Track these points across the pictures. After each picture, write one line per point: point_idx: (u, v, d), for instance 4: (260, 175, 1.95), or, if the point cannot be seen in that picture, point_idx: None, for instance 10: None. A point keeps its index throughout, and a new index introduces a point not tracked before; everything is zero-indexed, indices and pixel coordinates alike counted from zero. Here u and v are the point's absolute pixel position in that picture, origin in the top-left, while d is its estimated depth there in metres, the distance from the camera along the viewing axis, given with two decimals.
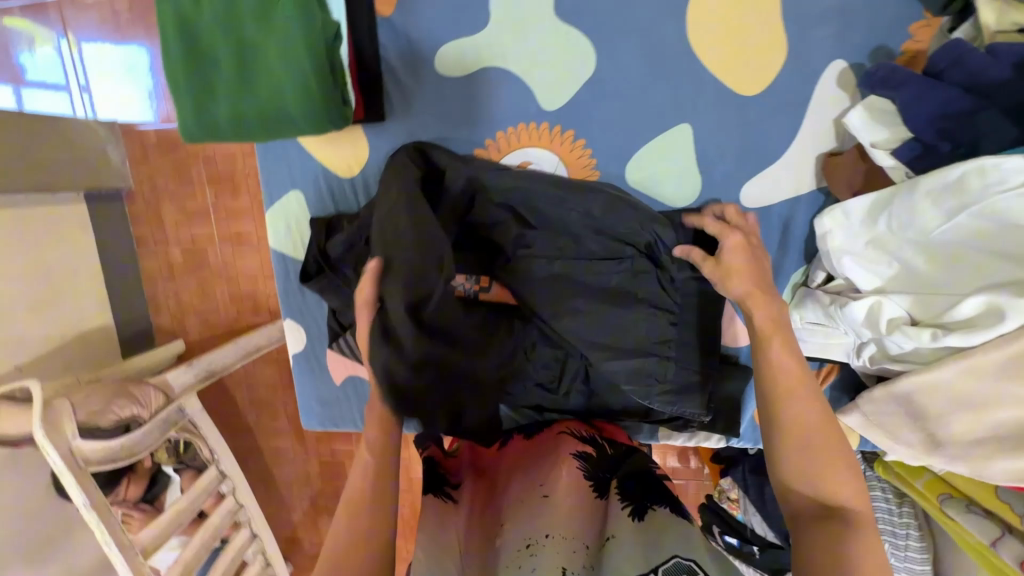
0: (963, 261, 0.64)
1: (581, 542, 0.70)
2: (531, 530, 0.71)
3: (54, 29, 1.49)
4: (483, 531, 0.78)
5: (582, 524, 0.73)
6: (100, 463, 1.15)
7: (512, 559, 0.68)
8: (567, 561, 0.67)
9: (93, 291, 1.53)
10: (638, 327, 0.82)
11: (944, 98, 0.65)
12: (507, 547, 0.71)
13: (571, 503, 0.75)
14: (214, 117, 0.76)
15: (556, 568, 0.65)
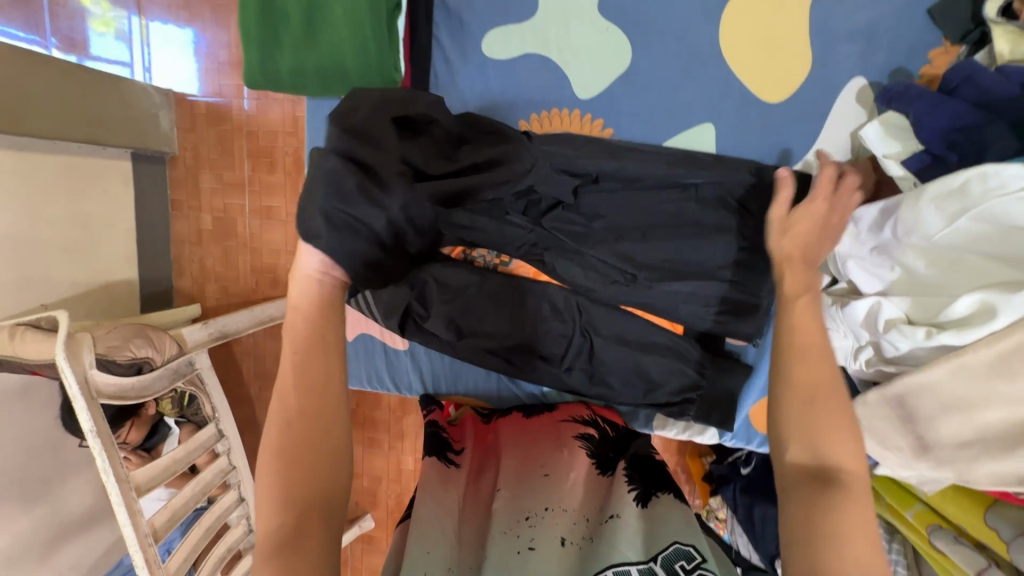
0: (962, 264, 0.68)
1: (581, 515, 0.73)
2: (530, 505, 0.72)
3: (128, 8, 1.62)
4: (482, 494, 0.79)
5: (584, 501, 0.75)
6: (110, 398, 1.18)
7: (510, 530, 0.69)
8: (566, 531, 0.69)
9: (125, 244, 1.60)
10: (651, 301, 0.87)
11: (954, 112, 0.69)
12: (502, 514, 0.72)
13: (573, 480, 0.77)
14: (277, 68, 0.84)
15: (556, 539, 0.67)
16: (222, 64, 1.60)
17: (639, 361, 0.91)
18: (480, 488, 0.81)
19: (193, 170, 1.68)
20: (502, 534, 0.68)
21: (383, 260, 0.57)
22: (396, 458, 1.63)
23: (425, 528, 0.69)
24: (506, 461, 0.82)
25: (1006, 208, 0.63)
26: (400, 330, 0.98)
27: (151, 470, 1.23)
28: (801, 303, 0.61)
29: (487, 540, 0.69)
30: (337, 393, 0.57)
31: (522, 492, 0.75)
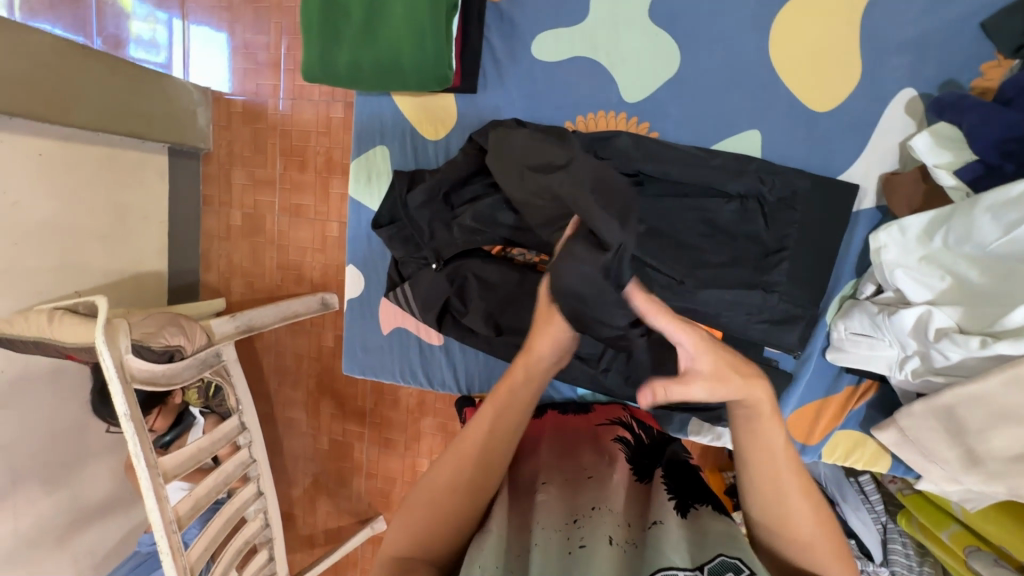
0: (1017, 273, 0.67)
1: (623, 520, 0.66)
2: (572, 507, 0.67)
3: (172, 11, 1.68)
4: (517, 489, 0.73)
5: (626, 507, 0.70)
6: (143, 382, 1.18)
7: (560, 529, 0.62)
8: (614, 533, 0.62)
9: (158, 236, 1.63)
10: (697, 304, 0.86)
11: (1009, 123, 0.70)
12: (548, 507, 0.66)
13: (616, 485, 0.73)
14: (335, 64, 0.87)
15: (605, 536, 0.61)
16: (260, 64, 1.63)
17: None
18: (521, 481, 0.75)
19: (226, 167, 1.72)
20: (551, 529, 0.62)
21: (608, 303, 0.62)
22: (411, 461, 1.66)
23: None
24: (544, 461, 0.79)
25: None
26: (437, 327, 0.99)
27: (178, 458, 1.23)
28: None
29: (535, 524, 0.63)
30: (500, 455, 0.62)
31: (567, 492, 0.70)
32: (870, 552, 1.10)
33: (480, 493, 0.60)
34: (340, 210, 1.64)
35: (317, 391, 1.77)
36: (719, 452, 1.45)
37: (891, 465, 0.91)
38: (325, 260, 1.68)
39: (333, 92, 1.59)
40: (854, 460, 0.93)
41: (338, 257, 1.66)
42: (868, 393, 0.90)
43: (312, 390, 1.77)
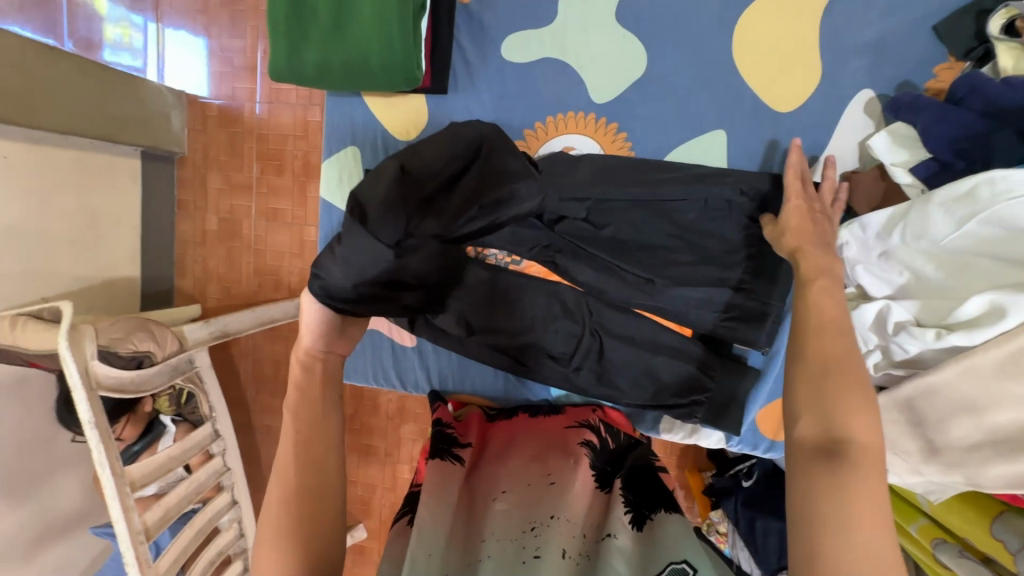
0: (969, 266, 0.69)
1: (580, 531, 0.68)
2: (532, 514, 0.68)
3: (146, 14, 1.65)
4: (477, 500, 0.75)
5: (586, 515, 0.71)
6: (109, 390, 1.15)
7: (515, 539, 0.64)
8: (568, 544, 0.64)
9: (130, 242, 1.60)
10: (669, 299, 0.87)
11: (962, 121, 0.72)
12: (503, 522, 0.67)
13: (577, 491, 0.74)
14: (303, 64, 0.86)
15: (558, 551, 0.62)
16: (236, 68, 1.62)
17: (647, 361, 0.91)
18: (478, 493, 0.76)
19: (201, 171, 1.69)
20: (506, 541, 0.64)
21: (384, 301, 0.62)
22: (392, 468, 1.59)
23: (426, 529, 0.64)
24: (505, 468, 0.79)
25: (1014, 210, 0.64)
26: (409, 328, 0.97)
27: (147, 466, 1.20)
28: (809, 297, 0.62)
29: (485, 542, 0.65)
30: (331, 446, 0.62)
31: (526, 500, 0.71)
32: None
33: (319, 489, 0.60)
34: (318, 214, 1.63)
35: None
36: (698, 452, 1.46)
37: None
38: (303, 264, 1.66)
39: (311, 96, 1.58)
40: None
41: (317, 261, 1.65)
42: None
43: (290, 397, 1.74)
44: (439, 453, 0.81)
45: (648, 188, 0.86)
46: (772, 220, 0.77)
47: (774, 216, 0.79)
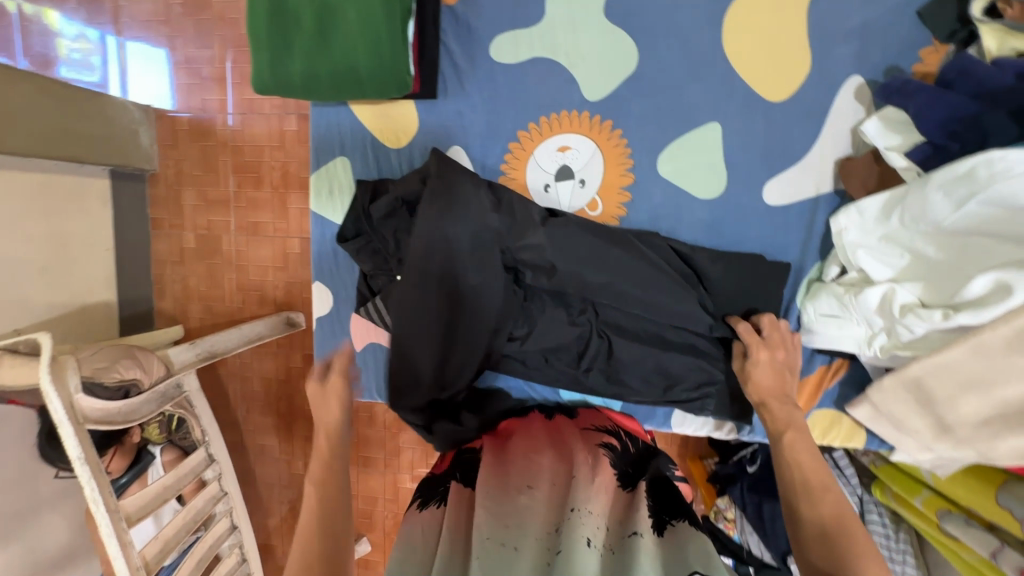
0: (971, 246, 0.70)
1: (603, 523, 0.67)
2: (554, 516, 0.66)
3: (103, 28, 1.57)
4: (495, 483, 0.73)
5: (606, 510, 0.70)
6: (97, 423, 1.10)
7: (541, 540, 0.63)
8: (593, 533, 0.62)
9: (104, 266, 1.53)
10: (675, 298, 0.86)
11: (953, 104, 0.73)
12: (529, 517, 0.66)
13: (597, 490, 0.71)
14: (288, 72, 0.83)
15: (583, 537, 0.60)
16: (204, 80, 1.56)
17: (655, 356, 0.91)
18: (502, 475, 0.75)
19: (175, 188, 1.63)
20: (532, 540, 0.62)
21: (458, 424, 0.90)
22: (392, 478, 1.56)
23: (451, 540, 0.65)
24: (527, 463, 0.78)
25: (1013, 189, 0.65)
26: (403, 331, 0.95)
27: (141, 499, 1.15)
28: None
29: (512, 525, 0.64)
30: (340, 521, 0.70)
31: (552, 499, 0.70)
32: None
33: (330, 557, 0.66)
34: (301, 226, 1.58)
35: (288, 414, 1.70)
36: (698, 441, 1.47)
37: (867, 439, 0.93)
38: (288, 278, 1.61)
39: (285, 105, 1.53)
40: (832, 438, 0.94)
41: (303, 273, 1.60)
42: (840, 370, 0.92)
43: (283, 413, 1.70)
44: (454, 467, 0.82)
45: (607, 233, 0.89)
46: (743, 358, 0.86)
47: (743, 348, 0.88)
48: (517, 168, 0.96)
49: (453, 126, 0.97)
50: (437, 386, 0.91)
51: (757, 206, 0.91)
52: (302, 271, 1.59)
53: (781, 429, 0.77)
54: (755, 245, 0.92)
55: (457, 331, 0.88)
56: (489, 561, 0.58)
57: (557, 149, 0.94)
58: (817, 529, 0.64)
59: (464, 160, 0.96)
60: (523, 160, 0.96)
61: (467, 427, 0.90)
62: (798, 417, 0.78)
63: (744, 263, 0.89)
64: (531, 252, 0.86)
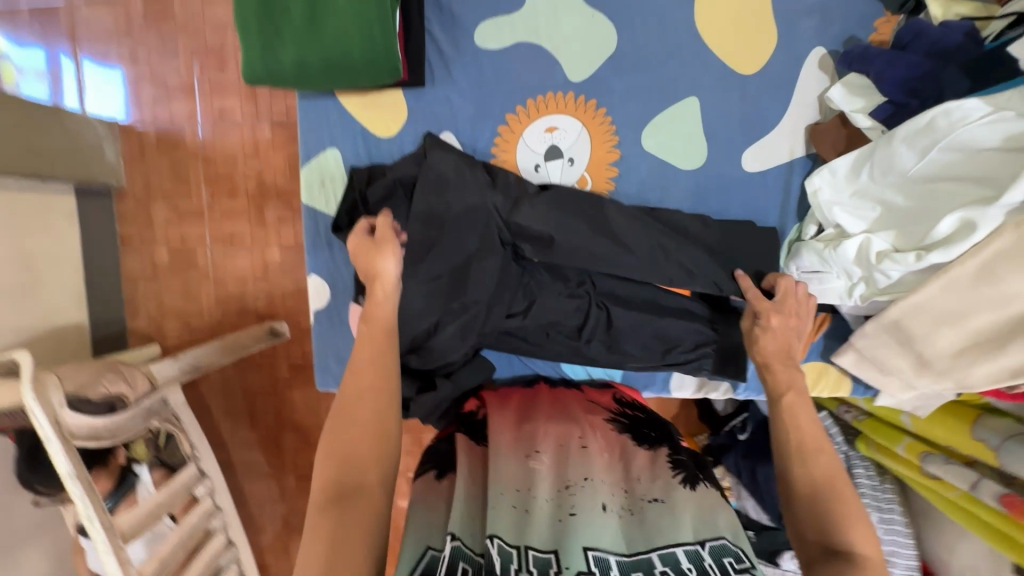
0: (935, 191, 0.76)
1: (617, 487, 0.70)
2: (565, 475, 0.70)
3: (57, 38, 1.52)
4: (508, 446, 0.75)
5: (616, 474, 0.72)
6: (84, 440, 1.04)
7: (553, 498, 0.66)
8: (606, 499, 0.66)
9: (74, 284, 1.46)
10: (681, 255, 0.90)
11: (910, 64, 0.80)
12: (542, 478, 0.69)
13: (606, 460, 0.74)
14: (280, 61, 0.85)
15: (597, 504, 0.65)
16: (171, 90, 1.52)
17: (650, 319, 0.94)
18: (518, 436, 0.78)
19: (144, 203, 1.57)
20: (544, 499, 0.65)
21: (439, 396, 0.91)
22: None
23: (469, 495, 0.68)
24: (539, 427, 0.80)
25: (971, 134, 0.72)
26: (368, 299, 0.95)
27: (136, 515, 1.11)
28: None
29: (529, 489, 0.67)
30: (363, 481, 0.63)
31: (560, 461, 0.73)
32: None
33: (349, 521, 0.60)
34: (280, 234, 1.54)
35: (276, 427, 1.64)
36: (690, 418, 1.49)
37: (852, 386, 1.00)
38: (269, 286, 1.57)
39: (257, 112, 1.50)
40: (822, 388, 0.99)
41: (284, 282, 1.56)
42: (824, 325, 0.97)
43: (269, 427, 1.64)
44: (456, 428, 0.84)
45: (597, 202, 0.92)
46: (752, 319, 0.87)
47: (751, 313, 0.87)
48: (507, 151, 0.99)
49: (442, 113, 0.99)
50: (424, 360, 0.90)
51: (737, 174, 0.96)
52: (284, 278, 1.55)
53: (780, 393, 0.77)
54: (738, 211, 0.97)
55: (451, 306, 0.88)
56: (504, 516, 0.62)
57: (545, 130, 0.97)
58: (820, 467, 0.68)
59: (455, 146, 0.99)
60: (513, 142, 0.98)
61: (442, 394, 0.92)
62: (800, 379, 0.77)
63: (726, 231, 0.93)
64: (526, 219, 0.88)
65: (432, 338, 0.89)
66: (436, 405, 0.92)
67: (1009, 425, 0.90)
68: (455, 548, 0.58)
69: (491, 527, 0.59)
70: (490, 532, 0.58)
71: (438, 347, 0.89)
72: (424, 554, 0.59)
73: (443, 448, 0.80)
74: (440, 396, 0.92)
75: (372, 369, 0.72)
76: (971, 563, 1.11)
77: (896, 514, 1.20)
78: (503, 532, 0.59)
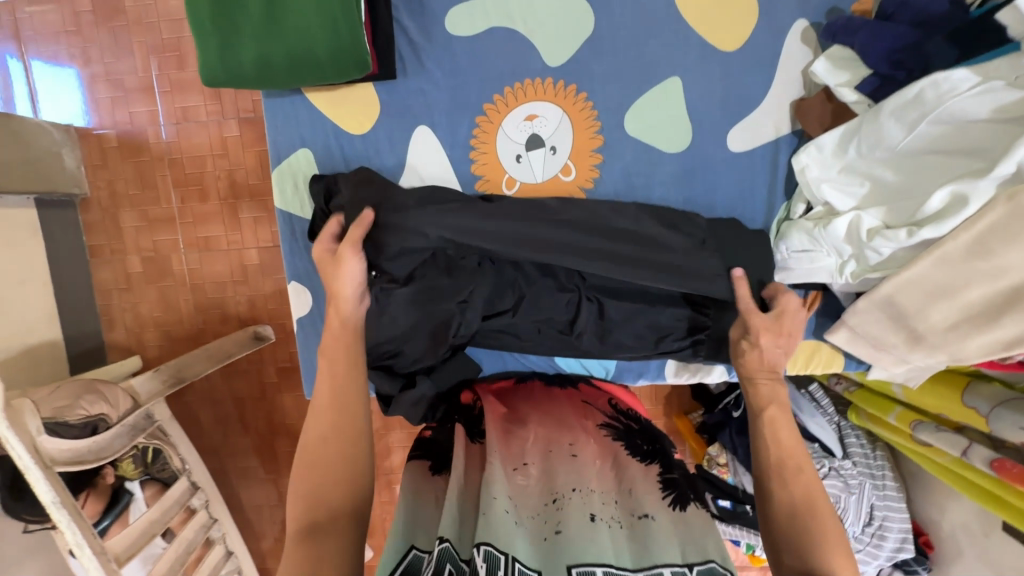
0: (925, 164, 0.75)
1: (609, 497, 0.67)
2: (553, 488, 0.67)
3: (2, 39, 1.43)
4: (497, 449, 0.72)
5: (607, 482, 0.70)
6: (66, 465, 0.99)
7: (536, 515, 0.63)
8: (596, 508, 0.63)
9: (44, 301, 1.38)
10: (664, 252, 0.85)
11: (896, 34, 0.78)
12: (529, 496, 0.67)
13: (598, 468, 0.72)
14: (240, 63, 0.80)
15: (586, 515, 0.62)
16: (129, 91, 1.44)
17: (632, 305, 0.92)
18: (507, 441, 0.75)
19: (111, 211, 1.50)
20: (528, 518, 0.63)
21: (418, 397, 0.89)
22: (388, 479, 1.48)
23: (465, 496, 0.66)
24: (529, 432, 0.78)
25: (961, 105, 0.70)
26: None
27: (128, 536, 1.09)
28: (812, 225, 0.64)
29: (516, 504, 0.64)
30: (340, 505, 0.65)
31: (548, 472, 0.70)
32: (831, 449, 1.23)
33: (325, 544, 0.60)
34: (256, 236, 1.49)
35: (268, 432, 1.61)
36: (682, 397, 1.50)
37: (845, 363, 1.00)
38: (249, 291, 1.52)
39: (223, 109, 1.43)
40: (814, 367, 1.00)
41: (264, 285, 1.51)
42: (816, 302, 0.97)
43: (261, 433, 1.61)
44: (451, 418, 0.86)
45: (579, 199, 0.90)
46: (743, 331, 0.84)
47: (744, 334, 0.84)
48: (486, 142, 0.95)
49: (416, 106, 0.95)
50: (405, 365, 0.90)
51: (723, 154, 0.94)
52: (264, 281, 1.51)
53: (761, 406, 0.76)
54: (726, 191, 0.95)
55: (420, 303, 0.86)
56: (498, 522, 0.58)
57: (524, 119, 0.94)
58: None
59: (432, 141, 0.95)
60: (492, 132, 0.95)
61: (422, 392, 0.89)
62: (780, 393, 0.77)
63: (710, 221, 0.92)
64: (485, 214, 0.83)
65: (407, 336, 0.88)
66: (418, 405, 0.90)
67: (998, 391, 0.91)
68: (443, 551, 0.56)
69: (482, 533, 0.56)
70: (480, 539, 0.55)
71: (410, 346, 0.89)
72: (407, 552, 0.60)
73: (435, 436, 0.83)
74: (419, 395, 0.89)
75: (335, 411, 0.73)
76: (961, 521, 1.15)
77: (890, 481, 1.23)
78: (497, 538, 0.55)
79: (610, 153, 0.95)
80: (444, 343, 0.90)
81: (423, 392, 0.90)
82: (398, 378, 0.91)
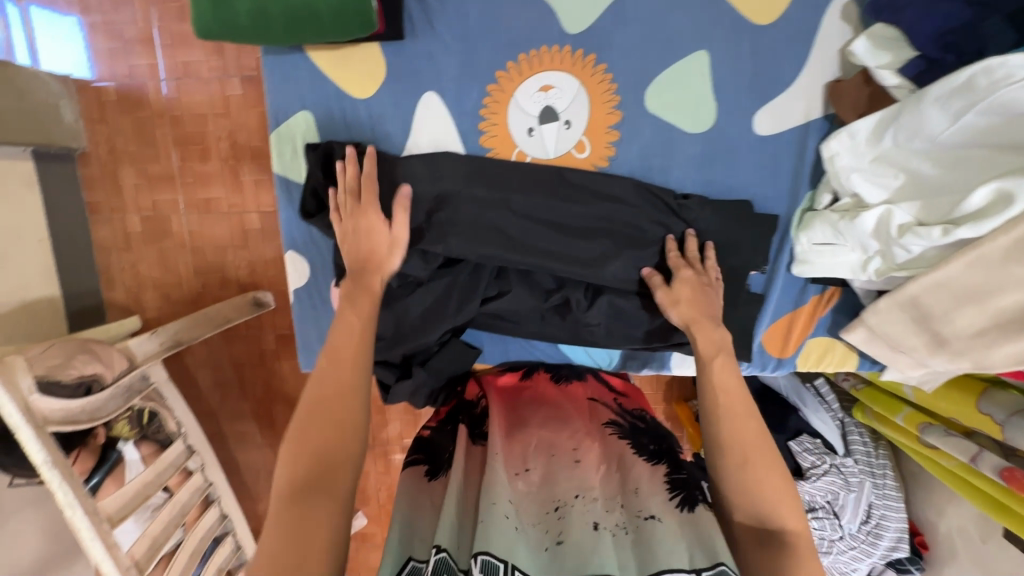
0: (967, 159, 0.70)
1: (613, 504, 0.65)
2: (553, 496, 0.65)
3: None
4: (498, 454, 0.71)
5: (609, 487, 0.68)
6: (60, 424, 0.97)
7: (538, 523, 0.61)
8: (600, 517, 0.61)
9: (41, 255, 1.35)
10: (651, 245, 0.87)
11: (949, 13, 0.71)
12: (529, 501, 0.65)
13: (601, 473, 0.70)
14: (234, 13, 0.74)
15: (589, 523, 0.59)
16: (128, 42, 1.38)
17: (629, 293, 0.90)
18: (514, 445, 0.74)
19: (110, 167, 1.45)
20: (530, 526, 0.61)
21: (415, 385, 0.90)
22: (383, 450, 1.45)
23: (461, 498, 0.65)
24: (531, 436, 0.77)
25: (1015, 94, 0.62)
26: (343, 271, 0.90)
27: (122, 497, 1.05)
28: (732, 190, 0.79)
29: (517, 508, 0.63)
30: (337, 469, 0.62)
31: (547, 477, 0.68)
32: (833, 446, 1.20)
33: (317, 509, 0.58)
34: (257, 199, 1.44)
35: (265, 398, 1.60)
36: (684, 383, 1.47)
37: (859, 362, 0.97)
38: (249, 255, 1.48)
39: (225, 66, 1.37)
40: (826, 364, 0.97)
41: (264, 250, 1.48)
42: (834, 298, 0.93)
43: (259, 399, 1.60)
44: (456, 419, 0.85)
45: (591, 181, 0.88)
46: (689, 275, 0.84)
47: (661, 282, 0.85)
48: (497, 113, 0.90)
49: (424, 71, 0.89)
50: (404, 348, 0.88)
51: (748, 136, 0.89)
52: (265, 246, 1.47)
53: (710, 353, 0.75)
54: (748, 176, 0.90)
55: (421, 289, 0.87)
56: (492, 526, 0.56)
57: (539, 89, 0.88)
58: None
59: (439, 110, 0.90)
60: (503, 103, 0.89)
61: (419, 380, 0.89)
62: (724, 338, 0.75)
63: (727, 215, 0.88)
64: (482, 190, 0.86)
65: (407, 325, 0.88)
66: (417, 391, 0.91)
67: (1015, 400, 0.87)
68: (439, 561, 0.54)
69: (481, 540, 0.54)
70: (478, 547, 0.53)
71: (407, 339, 0.88)
72: (406, 563, 0.58)
73: (435, 438, 0.81)
74: (415, 384, 0.89)
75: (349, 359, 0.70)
76: (960, 525, 1.13)
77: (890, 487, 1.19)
78: (496, 544, 0.54)
79: (626, 130, 0.90)
80: (444, 326, 0.88)
81: (420, 380, 0.90)
82: (395, 366, 0.91)
